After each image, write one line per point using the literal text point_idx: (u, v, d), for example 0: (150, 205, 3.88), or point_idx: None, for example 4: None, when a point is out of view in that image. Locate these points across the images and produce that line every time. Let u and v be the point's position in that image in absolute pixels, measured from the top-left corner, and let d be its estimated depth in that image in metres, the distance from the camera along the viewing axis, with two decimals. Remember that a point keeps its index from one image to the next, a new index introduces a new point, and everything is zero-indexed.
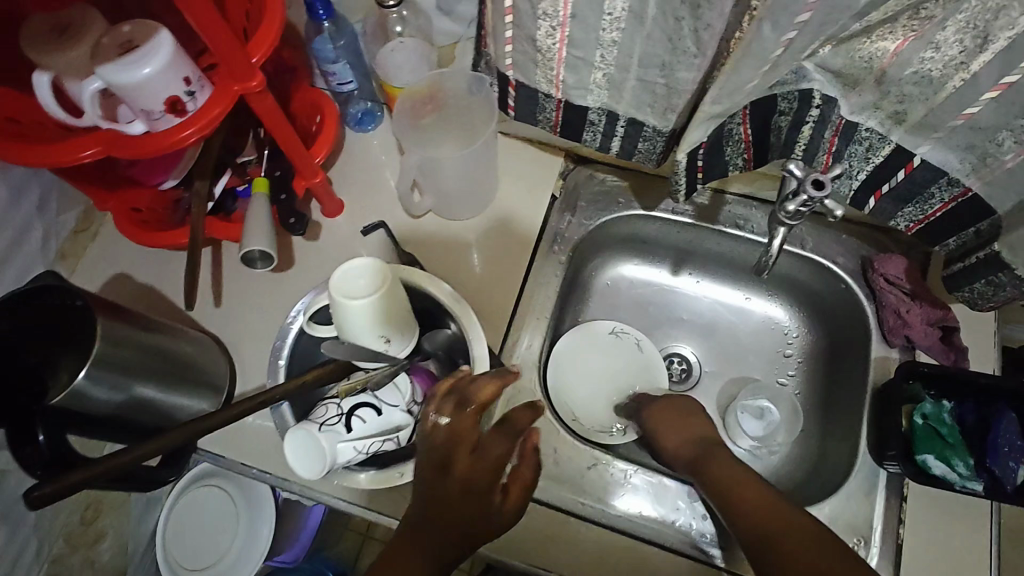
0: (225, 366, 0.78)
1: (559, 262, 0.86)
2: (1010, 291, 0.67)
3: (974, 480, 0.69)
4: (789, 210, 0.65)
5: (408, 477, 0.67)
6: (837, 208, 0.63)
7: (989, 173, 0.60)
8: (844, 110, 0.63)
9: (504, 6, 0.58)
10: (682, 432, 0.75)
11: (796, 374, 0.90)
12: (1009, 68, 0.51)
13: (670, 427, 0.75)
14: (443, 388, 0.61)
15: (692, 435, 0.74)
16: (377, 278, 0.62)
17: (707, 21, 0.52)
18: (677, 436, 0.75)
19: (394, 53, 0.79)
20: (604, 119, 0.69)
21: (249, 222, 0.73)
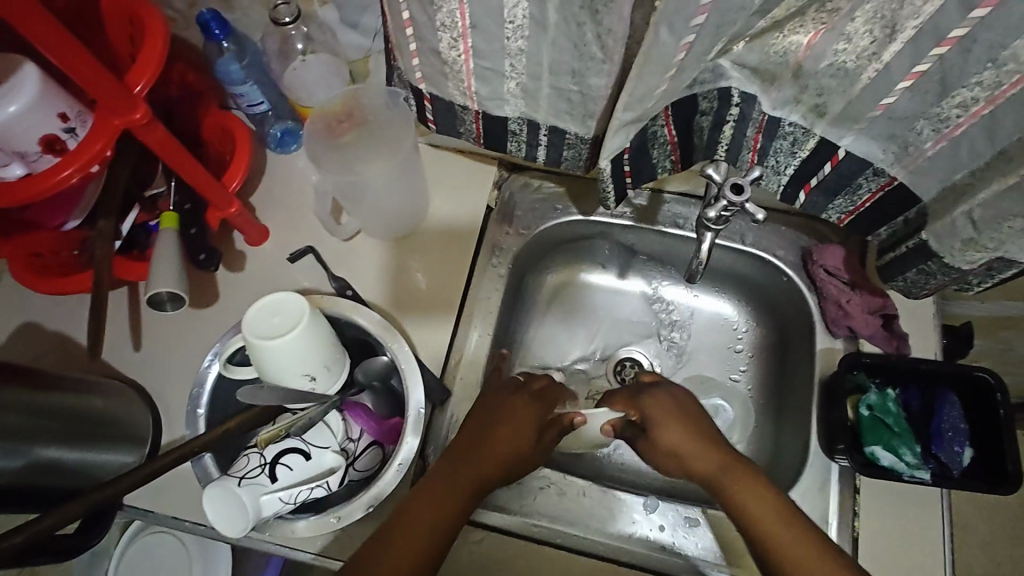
0: (146, 415, 0.73)
1: (498, 275, 0.81)
2: (940, 279, 0.66)
3: (921, 468, 0.69)
4: (711, 216, 0.66)
5: (345, 522, 0.64)
6: (757, 212, 0.64)
7: (911, 162, 0.59)
8: (766, 106, 0.61)
9: (402, 18, 0.54)
10: (697, 448, 0.66)
11: (747, 369, 0.89)
12: (918, 58, 0.49)
13: (674, 421, 0.70)
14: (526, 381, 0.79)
15: (712, 446, 0.66)
16: (294, 315, 0.59)
17: (609, 26, 0.50)
18: (689, 447, 0.67)
19: (302, 74, 0.77)
20: (525, 128, 0.66)
21: (156, 262, 0.69)
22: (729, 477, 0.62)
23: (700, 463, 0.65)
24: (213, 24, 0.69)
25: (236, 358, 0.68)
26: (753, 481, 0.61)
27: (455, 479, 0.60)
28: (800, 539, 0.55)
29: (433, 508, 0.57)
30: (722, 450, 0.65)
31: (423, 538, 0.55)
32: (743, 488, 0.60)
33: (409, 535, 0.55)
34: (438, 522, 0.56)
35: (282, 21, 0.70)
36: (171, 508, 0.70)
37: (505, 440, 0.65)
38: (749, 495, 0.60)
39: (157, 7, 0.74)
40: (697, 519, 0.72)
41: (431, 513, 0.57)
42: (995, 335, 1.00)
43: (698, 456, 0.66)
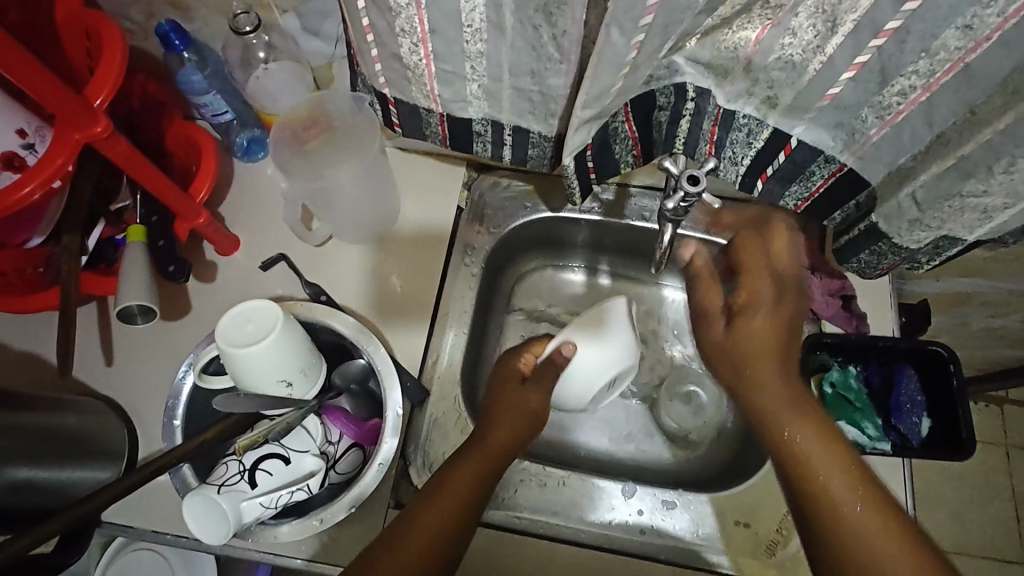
0: (121, 429, 0.72)
1: (471, 275, 0.83)
2: (892, 258, 0.69)
3: (883, 439, 0.71)
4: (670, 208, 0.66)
5: (328, 523, 0.65)
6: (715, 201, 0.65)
7: (859, 148, 0.61)
8: (721, 99, 0.64)
9: (362, 25, 0.55)
10: (771, 370, 0.66)
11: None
12: (859, 50, 0.52)
13: (765, 326, 0.68)
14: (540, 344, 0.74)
15: (788, 369, 0.66)
16: (268, 322, 0.59)
17: (563, 28, 0.51)
18: (755, 356, 0.67)
19: (264, 83, 0.77)
20: (490, 128, 0.67)
21: (124, 277, 0.68)
22: (794, 414, 0.63)
23: (771, 388, 0.65)
24: (173, 35, 0.69)
25: (211, 368, 0.68)
26: (819, 422, 0.63)
27: (456, 491, 0.61)
28: (864, 508, 0.56)
29: (439, 517, 0.59)
30: (792, 381, 0.66)
31: (427, 547, 0.57)
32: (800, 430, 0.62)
33: (415, 545, 0.56)
34: (437, 536, 0.58)
35: (243, 30, 0.70)
36: (150, 521, 0.69)
37: (502, 433, 0.67)
38: (806, 434, 0.61)
39: (114, 18, 0.73)
40: (673, 501, 0.74)
41: (440, 523, 0.58)
42: (951, 311, 1.04)
43: (767, 371, 0.66)
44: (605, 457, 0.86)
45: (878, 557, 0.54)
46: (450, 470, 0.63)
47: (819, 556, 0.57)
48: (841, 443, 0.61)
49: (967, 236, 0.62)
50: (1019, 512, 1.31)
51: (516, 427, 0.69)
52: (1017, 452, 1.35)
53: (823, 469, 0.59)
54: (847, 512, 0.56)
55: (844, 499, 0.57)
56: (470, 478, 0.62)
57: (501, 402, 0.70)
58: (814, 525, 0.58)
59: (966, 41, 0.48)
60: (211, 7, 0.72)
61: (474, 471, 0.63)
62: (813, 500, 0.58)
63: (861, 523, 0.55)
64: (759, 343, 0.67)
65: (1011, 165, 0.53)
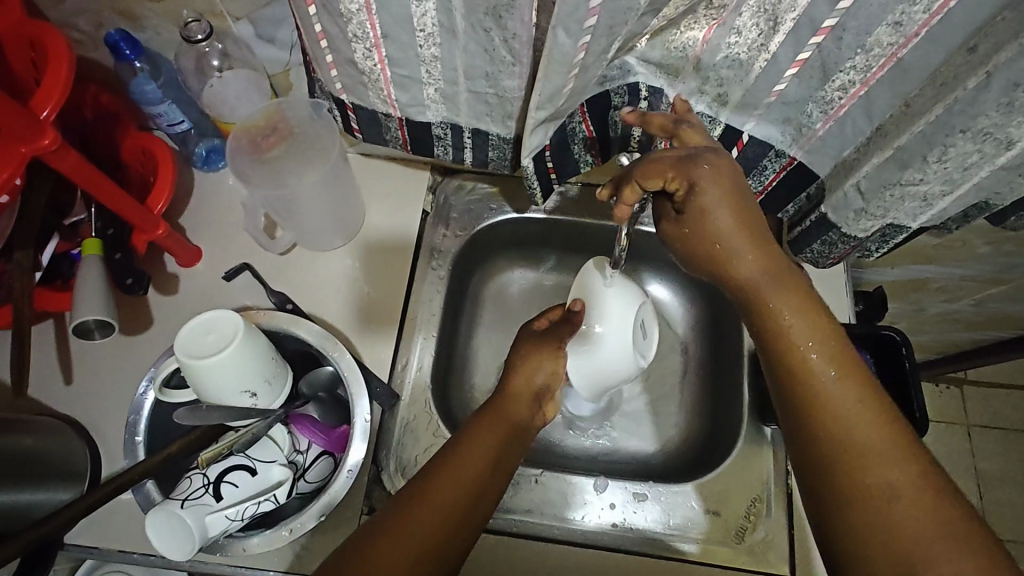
0: (83, 449, 0.71)
1: (438, 278, 0.83)
2: (843, 246, 0.71)
3: None
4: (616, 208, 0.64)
5: (299, 534, 0.64)
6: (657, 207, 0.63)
7: (807, 142, 0.63)
8: (674, 97, 0.65)
9: (315, 31, 0.55)
10: (741, 251, 0.57)
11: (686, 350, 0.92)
12: (800, 47, 0.54)
13: (726, 191, 0.55)
14: (555, 314, 0.73)
15: (766, 251, 0.57)
16: (229, 333, 0.59)
17: (513, 30, 0.52)
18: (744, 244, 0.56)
19: (221, 90, 0.76)
20: (449, 132, 0.68)
21: (79, 291, 0.67)
22: (785, 305, 0.55)
23: (744, 256, 0.57)
24: (123, 44, 0.68)
25: (173, 382, 0.67)
26: (802, 304, 0.55)
27: (440, 495, 0.56)
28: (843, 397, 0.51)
29: (423, 527, 0.54)
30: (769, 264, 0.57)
31: (413, 557, 0.52)
32: (792, 321, 0.54)
33: (394, 550, 0.52)
34: (424, 538, 0.54)
35: (195, 38, 0.69)
36: (116, 540, 0.68)
37: (495, 432, 0.63)
38: (804, 331, 0.54)
39: (61, 29, 0.72)
40: (644, 494, 0.75)
41: (425, 532, 0.54)
42: (907, 298, 1.08)
43: (728, 250, 0.57)
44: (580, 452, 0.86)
45: (846, 428, 0.50)
46: (435, 477, 0.58)
47: (807, 451, 0.52)
48: (835, 335, 0.54)
49: (910, 223, 0.65)
50: (981, 488, 1.36)
51: (511, 424, 0.64)
52: (977, 431, 1.40)
53: (817, 362, 0.53)
54: (818, 382, 0.52)
55: (823, 378, 0.52)
56: (459, 481, 0.58)
57: (509, 388, 0.67)
58: (802, 417, 0.52)
59: (897, 36, 0.50)
60: (161, 15, 0.71)
61: (463, 477, 0.58)
62: (797, 386, 0.53)
63: (839, 403, 0.51)
64: (717, 217, 0.56)
65: (943, 154, 0.55)
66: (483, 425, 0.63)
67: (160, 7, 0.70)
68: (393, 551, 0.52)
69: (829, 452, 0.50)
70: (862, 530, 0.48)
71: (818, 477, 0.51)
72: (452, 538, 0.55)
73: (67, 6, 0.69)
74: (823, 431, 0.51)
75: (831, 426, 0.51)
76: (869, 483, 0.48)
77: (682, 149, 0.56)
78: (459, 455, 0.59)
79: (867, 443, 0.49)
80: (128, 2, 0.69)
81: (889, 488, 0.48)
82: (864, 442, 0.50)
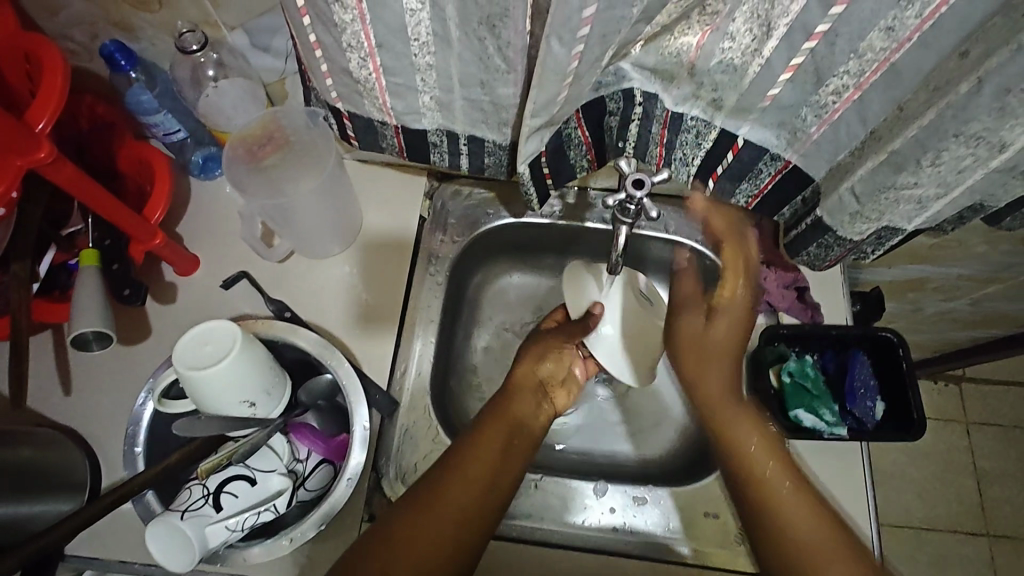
0: (81, 460, 0.71)
1: (436, 284, 0.83)
2: (839, 249, 0.71)
3: (840, 424, 0.74)
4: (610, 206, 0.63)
5: (299, 542, 0.64)
6: (654, 209, 0.62)
7: (802, 146, 0.63)
8: (668, 103, 0.66)
9: (310, 40, 0.55)
10: (714, 371, 0.78)
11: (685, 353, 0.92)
12: (793, 53, 0.54)
13: (741, 309, 0.80)
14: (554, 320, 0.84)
15: (729, 399, 0.76)
16: (226, 344, 0.59)
17: (507, 39, 0.52)
18: (719, 387, 0.77)
19: (216, 100, 0.76)
20: (445, 139, 0.68)
21: (76, 303, 0.67)
22: (738, 428, 0.73)
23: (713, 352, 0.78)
24: (118, 55, 0.68)
25: (171, 393, 0.67)
26: (756, 428, 0.72)
27: (452, 495, 0.64)
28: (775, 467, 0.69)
29: (443, 521, 0.62)
30: (742, 409, 0.75)
31: (436, 549, 0.60)
32: (745, 436, 0.72)
33: (415, 548, 0.60)
34: (441, 535, 0.61)
35: (189, 49, 0.69)
36: (116, 551, 0.68)
37: (501, 431, 0.70)
38: (762, 454, 0.70)
39: (56, 40, 0.71)
40: (644, 497, 0.75)
41: (447, 530, 0.62)
42: (904, 297, 1.08)
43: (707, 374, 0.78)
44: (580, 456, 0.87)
45: (811, 548, 0.62)
46: (451, 478, 0.65)
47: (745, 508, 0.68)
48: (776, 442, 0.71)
49: (905, 226, 0.65)
50: (981, 485, 1.36)
51: (515, 421, 0.72)
52: (976, 428, 1.40)
53: (773, 482, 0.67)
54: (781, 499, 0.66)
55: (778, 488, 0.67)
56: (473, 480, 0.65)
57: (515, 384, 0.76)
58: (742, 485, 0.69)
59: (889, 41, 0.50)
60: (156, 25, 0.71)
61: (472, 474, 0.65)
62: (750, 486, 0.68)
63: (796, 518, 0.64)
64: (719, 332, 0.79)
65: (938, 157, 0.55)
66: (490, 425, 0.70)
67: (155, 17, 0.70)
68: (418, 544, 0.60)
69: (772, 518, 0.65)
70: (773, 554, 0.64)
71: (761, 523, 0.66)
72: (469, 533, 0.62)
73: (61, 17, 0.69)
74: (762, 489, 0.67)
75: (793, 533, 0.64)
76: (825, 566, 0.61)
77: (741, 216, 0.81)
78: (472, 455, 0.67)
79: (815, 549, 0.62)
80: (123, 13, 0.69)
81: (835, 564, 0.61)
82: (791, 512, 0.65)
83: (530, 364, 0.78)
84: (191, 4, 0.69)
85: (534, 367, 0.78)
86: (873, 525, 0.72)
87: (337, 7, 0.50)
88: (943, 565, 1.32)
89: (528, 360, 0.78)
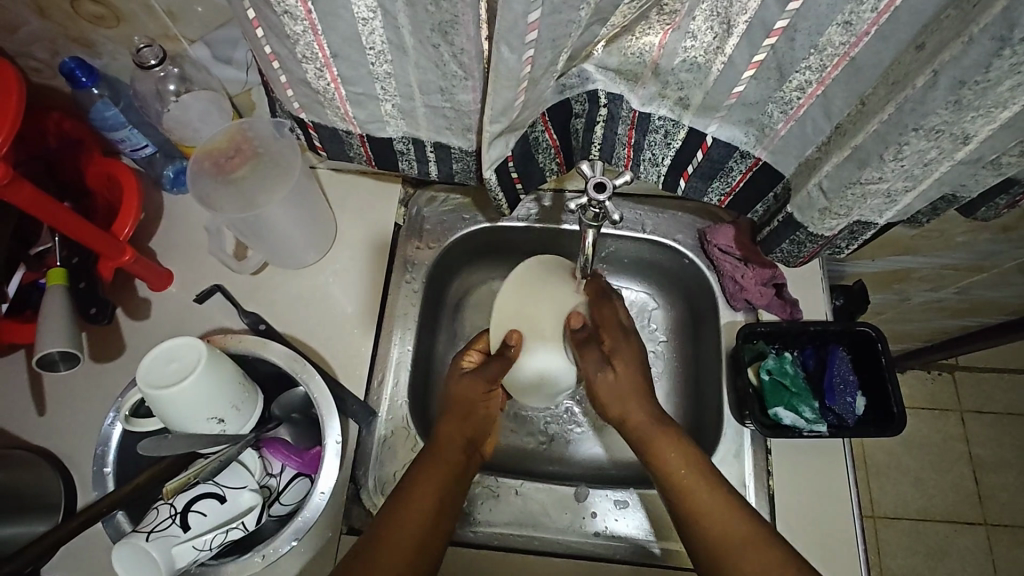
0: (55, 480, 0.70)
1: (412, 291, 0.82)
2: (811, 245, 0.70)
3: (820, 422, 0.73)
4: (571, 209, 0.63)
5: (273, 557, 0.62)
6: (615, 212, 0.61)
7: (770, 143, 0.63)
8: (634, 103, 0.65)
9: (266, 52, 0.55)
10: (636, 399, 0.69)
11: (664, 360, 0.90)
12: (754, 49, 0.53)
13: (631, 347, 0.73)
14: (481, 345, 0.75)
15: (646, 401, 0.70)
16: (191, 360, 0.58)
17: (460, 45, 0.51)
18: (637, 399, 0.69)
19: (180, 115, 0.75)
20: (412, 146, 0.67)
21: (42, 323, 0.66)
22: (665, 440, 0.67)
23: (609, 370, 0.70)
24: (79, 72, 0.68)
25: (140, 411, 0.67)
26: (675, 441, 0.67)
27: (416, 504, 0.63)
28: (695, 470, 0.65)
29: (407, 539, 0.61)
30: (657, 412, 0.69)
31: (405, 561, 0.60)
32: (669, 450, 0.66)
33: (383, 557, 0.60)
34: (407, 547, 0.61)
35: (148, 64, 0.68)
36: (91, 572, 0.67)
37: (456, 451, 0.68)
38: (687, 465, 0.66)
39: (16, 58, 0.71)
40: (625, 501, 0.75)
41: (408, 542, 0.61)
42: (890, 288, 1.07)
43: (631, 405, 0.69)
44: (573, 463, 0.85)
45: (724, 525, 0.62)
46: (405, 504, 0.63)
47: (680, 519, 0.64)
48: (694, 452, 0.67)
49: (877, 220, 0.64)
50: (977, 473, 1.36)
51: (466, 437, 0.70)
52: (971, 417, 1.40)
53: (695, 481, 0.64)
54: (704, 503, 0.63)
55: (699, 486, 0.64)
56: (428, 504, 0.64)
57: (460, 397, 0.71)
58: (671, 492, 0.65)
59: (848, 36, 0.50)
60: (116, 41, 0.71)
61: (433, 481, 0.65)
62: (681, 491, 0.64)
63: (712, 504, 0.63)
64: (625, 382, 0.70)
65: (899, 151, 0.54)
66: (446, 431, 0.69)
67: (114, 32, 0.69)
68: (393, 549, 0.60)
69: (698, 521, 0.63)
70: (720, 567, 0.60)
71: (686, 527, 0.63)
72: (431, 551, 0.62)
73: (20, 36, 0.68)
74: (687, 496, 0.64)
75: (700, 505, 0.63)
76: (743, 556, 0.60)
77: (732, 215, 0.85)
78: (421, 482, 0.65)
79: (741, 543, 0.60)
80: (81, 30, 0.69)
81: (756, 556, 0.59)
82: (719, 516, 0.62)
83: (462, 409, 0.71)
84: (150, 19, 0.68)
85: (471, 410, 0.71)
86: (855, 518, 0.73)
87: (287, 18, 0.49)
88: (940, 555, 1.31)
89: (453, 404, 0.71)
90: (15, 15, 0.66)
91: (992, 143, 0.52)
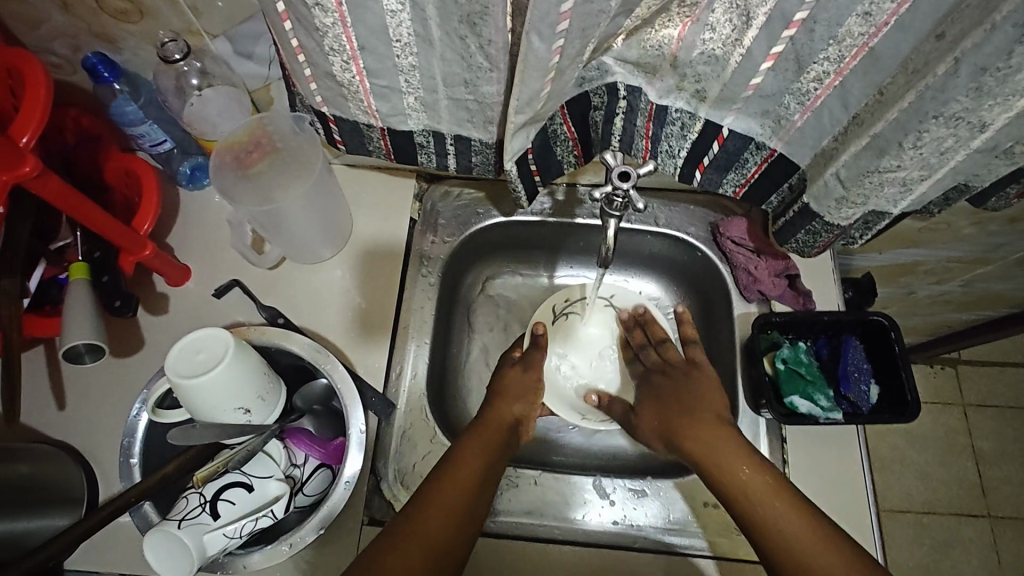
0: (79, 474, 0.71)
1: (429, 284, 0.83)
2: (827, 235, 0.71)
3: (835, 410, 0.74)
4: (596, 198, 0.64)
5: (297, 549, 0.65)
6: (638, 200, 0.63)
7: (786, 134, 0.64)
8: (652, 95, 0.66)
9: (292, 45, 0.56)
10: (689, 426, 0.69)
11: None
12: (773, 41, 0.54)
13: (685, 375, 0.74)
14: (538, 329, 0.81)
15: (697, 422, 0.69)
16: (220, 350, 0.59)
17: (487, 37, 0.52)
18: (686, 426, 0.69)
19: (201, 109, 0.77)
20: (432, 139, 0.68)
21: (68, 317, 0.67)
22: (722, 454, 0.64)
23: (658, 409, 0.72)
24: (101, 67, 0.69)
25: (166, 403, 0.68)
26: (743, 454, 0.64)
27: (459, 484, 0.62)
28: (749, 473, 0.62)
29: (452, 502, 0.60)
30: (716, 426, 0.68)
31: (428, 541, 0.56)
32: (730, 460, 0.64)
33: (421, 533, 0.57)
34: (440, 529, 0.58)
35: (172, 58, 0.69)
36: (115, 564, 0.67)
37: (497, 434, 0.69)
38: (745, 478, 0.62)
39: (38, 53, 0.71)
40: (644, 490, 0.76)
41: (441, 525, 0.58)
42: (896, 281, 1.09)
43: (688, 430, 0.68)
44: (591, 456, 0.86)
45: (778, 526, 0.58)
46: (442, 484, 0.61)
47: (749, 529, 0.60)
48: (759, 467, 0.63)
49: (892, 209, 0.65)
50: (980, 466, 1.37)
51: (507, 423, 0.71)
52: (973, 410, 1.41)
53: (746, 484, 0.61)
54: (763, 509, 0.59)
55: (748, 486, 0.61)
56: (470, 481, 0.63)
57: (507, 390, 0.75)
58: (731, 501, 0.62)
59: (867, 26, 0.51)
60: (139, 36, 0.71)
61: (476, 457, 0.65)
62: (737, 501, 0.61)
63: (765, 510, 0.59)
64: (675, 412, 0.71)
65: (919, 139, 0.55)
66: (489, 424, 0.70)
67: (137, 27, 0.70)
68: (425, 529, 0.57)
69: (753, 522, 0.59)
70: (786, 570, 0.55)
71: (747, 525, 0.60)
72: (470, 524, 0.60)
73: (42, 31, 0.69)
74: (749, 508, 0.60)
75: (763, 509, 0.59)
76: (810, 563, 0.54)
77: (746, 207, 0.86)
78: (464, 463, 0.64)
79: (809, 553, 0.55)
80: (104, 24, 0.69)
81: (827, 565, 0.54)
82: (780, 519, 0.58)
83: (514, 391, 0.75)
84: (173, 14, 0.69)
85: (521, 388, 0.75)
86: (872, 507, 0.73)
87: (317, 10, 0.50)
88: (946, 548, 1.32)
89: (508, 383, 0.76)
90: (38, 10, 0.67)
91: (1009, 131, 0.53)
